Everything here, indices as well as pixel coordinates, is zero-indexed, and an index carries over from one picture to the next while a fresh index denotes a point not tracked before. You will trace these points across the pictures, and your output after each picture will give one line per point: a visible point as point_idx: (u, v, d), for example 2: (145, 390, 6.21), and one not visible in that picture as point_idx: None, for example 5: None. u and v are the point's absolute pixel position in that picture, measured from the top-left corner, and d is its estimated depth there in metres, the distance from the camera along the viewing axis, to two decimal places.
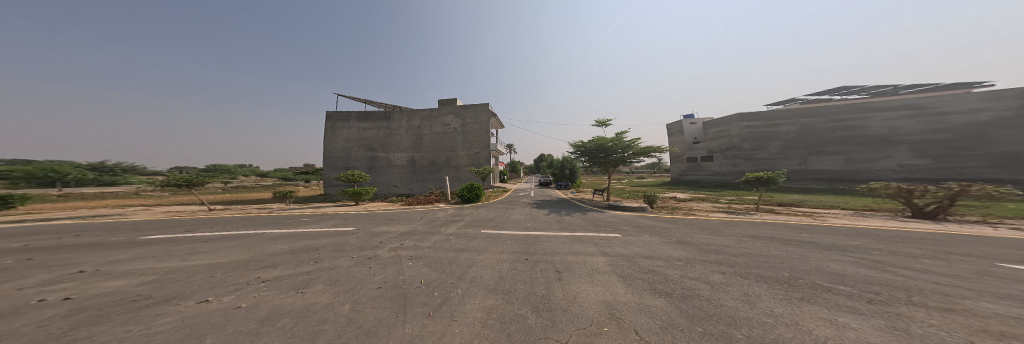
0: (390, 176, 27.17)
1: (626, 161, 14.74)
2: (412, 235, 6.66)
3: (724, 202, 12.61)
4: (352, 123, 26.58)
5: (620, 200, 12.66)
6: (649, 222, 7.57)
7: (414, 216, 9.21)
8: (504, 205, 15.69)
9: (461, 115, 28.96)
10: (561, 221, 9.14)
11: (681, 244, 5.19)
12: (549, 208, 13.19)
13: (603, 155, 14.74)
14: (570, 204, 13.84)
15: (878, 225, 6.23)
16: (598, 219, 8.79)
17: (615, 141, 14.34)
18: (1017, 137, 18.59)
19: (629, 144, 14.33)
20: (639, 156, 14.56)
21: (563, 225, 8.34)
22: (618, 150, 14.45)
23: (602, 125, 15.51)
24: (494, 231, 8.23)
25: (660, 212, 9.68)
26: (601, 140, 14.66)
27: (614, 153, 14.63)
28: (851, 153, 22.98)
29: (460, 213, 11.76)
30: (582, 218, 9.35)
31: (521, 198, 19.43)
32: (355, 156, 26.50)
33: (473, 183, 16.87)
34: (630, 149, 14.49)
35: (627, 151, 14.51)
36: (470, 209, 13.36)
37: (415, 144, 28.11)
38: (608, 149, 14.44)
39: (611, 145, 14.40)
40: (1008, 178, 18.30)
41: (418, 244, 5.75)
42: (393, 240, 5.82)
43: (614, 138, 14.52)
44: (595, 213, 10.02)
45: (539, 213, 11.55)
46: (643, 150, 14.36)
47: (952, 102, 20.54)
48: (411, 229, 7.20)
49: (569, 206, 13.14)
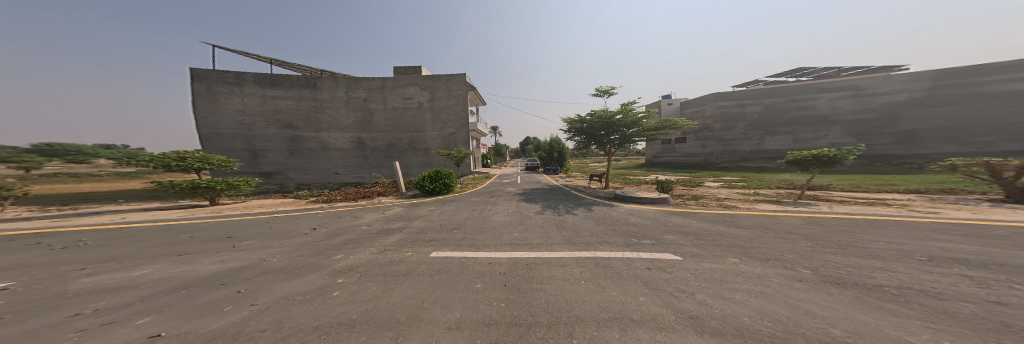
0: (325, 162, 20.74)
1: (631, 139, 12.27)
2: (212, 283, 2.53)
3: (736, 187, 10.90)
4: (249, 88, 18.11)
5: (627, 190, 10.46)
6: (698, 229, 4.86)
7: (300, 229, 4.99)
8: (482, 197, 12.12)
9: (427, 87, 24.67)
10: (564, 230, 5.53)
11: (871, 302, 2.22)
12: (540, 200, 10.39)
13: (602, 132, 12.18)
14: (566, 196, 11.07)
15: (1012, 216, 4.24)
16: (614, 220, 6.28)
17: (621, 114, 11.57)
18: (923, 116, 19.99)
19: (638, 119, 11.60)
20: (648, 134, 12.08)
21: (569, 235, 5.44)
22: (624, 126, 11.78)
23: (604, 94, 12.78)
24: (456, 253, 4.84)
25: (684, 203, 7.45)
26: (604, 113, 11.88)
27: (614, 131, 12.04)
28: (798, 132, 24.22)
29: (408, 213, 7.78)
30: (600, 217, 5.70)
31: (505, 187, 16.16)
32: (257, 134, 18.42)
33: (441, 169, 12.62)
34: (638, 125, 11.88)
35: (634, 128, 11.90)
36: (428, 205, 9.40)
37: (363, 121, 22.28)
38: (612, 125, 11.76)
39: (615, 119, 11.64)
40: (901, 154, 20.46)
41: (167, 333, 1.79)
42: (61, 334, 1.67)
43: (620, 109, 11.71)
44: (606, 210, 7.50)
45: (528, 212, 8.37)
46: (653, 127, 11.87)
47: (883, 83, 21.32)
48: (238, 266, 3.03)
49: (565, 198, 10.49)
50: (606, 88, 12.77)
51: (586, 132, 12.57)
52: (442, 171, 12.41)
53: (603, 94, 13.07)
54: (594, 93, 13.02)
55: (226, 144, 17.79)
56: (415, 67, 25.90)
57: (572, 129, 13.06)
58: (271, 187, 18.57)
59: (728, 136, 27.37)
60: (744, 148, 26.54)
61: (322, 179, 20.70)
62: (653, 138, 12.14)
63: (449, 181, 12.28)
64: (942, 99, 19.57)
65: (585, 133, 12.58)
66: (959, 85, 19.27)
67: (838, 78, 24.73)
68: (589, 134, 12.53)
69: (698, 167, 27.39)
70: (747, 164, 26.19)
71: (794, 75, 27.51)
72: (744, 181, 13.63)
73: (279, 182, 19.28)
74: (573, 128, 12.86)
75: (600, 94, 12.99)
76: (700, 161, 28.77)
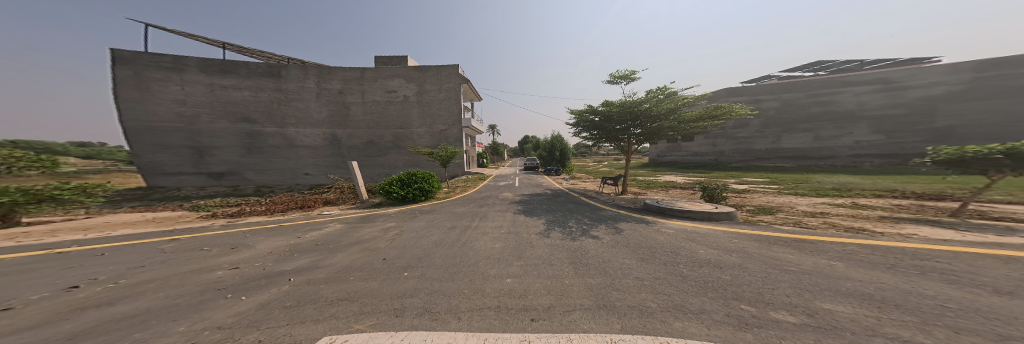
0: (292, 161, 17.92)
1: (662, 134, 9.67)
2: None
3: (793, 192, 8.46)
4: (192, 75, 15.17)
5: (657, 198, 8.00)
6: (888, 289, 2.29)
7: (23, 295, 2.15)
8: (469, 206, 9.57)
9: (414, 80, 22.19)
10: (597, 281, 3.54)
11: None
12: (542, 213, 7.97)
13: (619, 126, 9.81)
14: (577, 205, 8.65)
15: None
16: (667, 258, 3.87)
17: (647, 102, 9.15)
18: (962, 111, 18.08)
19: (667, 109, 9.18)
20: (687, 126, 9.28)
21: (603, 302, 2.97)
22: (652, 117, 9.28)
23: (622, 79, 10.48)
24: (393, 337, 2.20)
25: (760, 220, 5.00)
26: (622, 103, 9.60)
27: (637, 124, 9.57)
28: (819, 130, 22.08)
29: (344, 234, 5.06)
30: (645, 262, 3.88)
31: (499, 191, 13.68)
32: (201, 129, 15.41)
33: (416, 171, 9.95)
34: (669, 115, 9.28)
35: (665, 119, 9.29)
36: (387, 218, 6.72)
37: (338, 116, 19.65)
38: (635, 116, 9.36)
39: (638, 109, 9.26)
40: None
41: None
42: None
43: (645, 97, 9.32)
44: (644, 233, 5.01)
45: (527, 232, 5.92)
46: (693, 117, 9.13)
47: (918, 76, 19.38)
48: None
49: (576, 208, 8.08)
50: (625, 72, 10.45)
51: (601, 127, 10.23)
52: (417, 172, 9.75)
53: (621, 81, 10.76)
54: (608, 80, 10.82)
55: (163, 140, 14.85)
56: (401, 58, 23.38)
57: (582, 125, 10.82)
58: (222, 190, 15.69)
59: (740, 134, 25.37)
60: (758, 147, 24.52)
61: (288, 181, 17.91)
62: (695, 131, 9.28)
63: (426, 186, 9.56)
64: (985, 92, 17.67)
65: (599, 128, 10.31)
66: (1007, 76, 17.32)
67: (861, 71, 22.85)
68: (603, 129, 10.18)
69: (709, 167, 25.20)
70: (762, 164, 24.12)
71: (810, 69, 25.64)
72: (787, 185, 11.35)
73: (233, 184, 16.37)
74: (584, 123, 10.60)
75: (617, 80, 10.72)
76: (710, 161, 26.64)
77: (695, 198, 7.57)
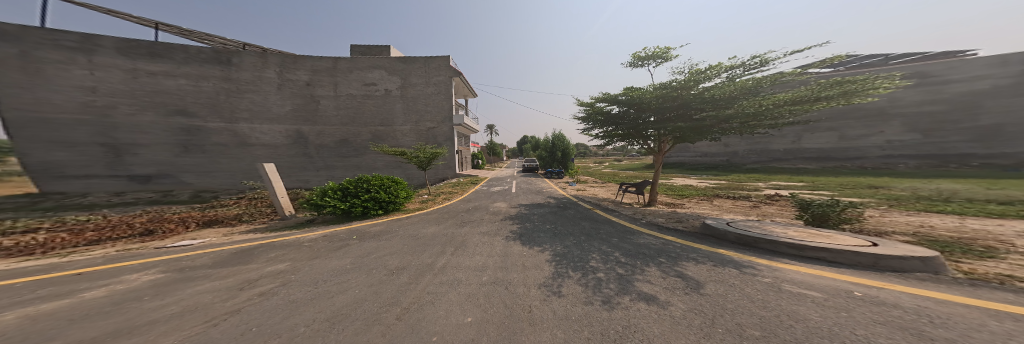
0: (244, 162, 15.11)
1: (716, 128, 6.66)
2: None
3: (914, 207, 5.75)
4: (106, 57, 12.31)
5: (714, 215, 5.53)
6: None
7: None
8: (444, 224, 6.99)
9: (397, 71, 19.60)
10: None
11: None
12: (547, 238, 5.47)
13: (644, 118, 7.38)
14: (595, 224, 6.18)
15: None
16: None
17: (691, 84, 6.55)
18: (1010, 107, 16.13)
19: (722, 94, 6.19)
20: (770, 116, 5.76)
21: None
22: (696, 106, 6.60)
23: (649, 59, 8.05)
24: None
25: (996, 273, 2.43)
26: (651, 88, 7.21)
27: (671, 114, 7.00)
28: (843, 128, 20.21)
29: (105, 311, 2.04)
30: None
31: (491, 199, 11.13)
32: (121, 122, 12.54)
33: (368, 175, 7.22)
34: (730, 101, 6.19)
35: (721, 106, 6.28)
36: (286, 251, 3.98)
37: (305, 111, 16.93)
38: (670, 104, 6.84)
39: (673, 95, 6.73)
40: (983, 153, 16.32)
41: None
42: None
43: (686, 79, 6.63)
44: (760, 304, 2.50)
45: (525, 288, 3.45)
46: (788, 99, 5.43)
47: (957, 69, 17.50)
48: None
49: (596, 231, 5.63)
50: (656, 51, 7.96)
51: (620, 120, 7.86)
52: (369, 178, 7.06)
53: (651, 61, 8.28)
54: (630, 62, 8.50)
55: (64, 135, 11.84)
56: (383, 48, 20.82)
57: (594, 119, 8.55)
58: (147, 195, 12.74)
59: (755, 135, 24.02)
60: (776, 147, 22.63)
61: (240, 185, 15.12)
62: (784, 124, 5.76)
63: (383, 195, 6.85)
64: None
65: (617, 123, 8.00)
66: None
67: (887, 66, 21.05)
68: (622, 122, 7.90)
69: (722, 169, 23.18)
70: (780, 165, 22.22)
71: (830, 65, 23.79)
72: (853, 194, 9.21)
73: (164, 189, 13.39)
74: (596, 117, 8.35)
75: (644, 62, 8.31)
76: (721, 162, 24.77)
77: (774, 216, 5.07)
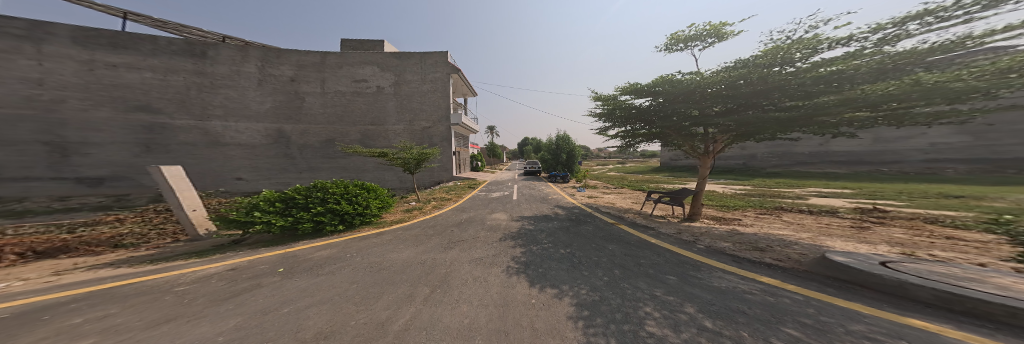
0: (215, 163, 13.73)
1: (823, 120, 4.53)
2: None
3: None
4: (55, 47, 10.88)
5: (822, 241, 3.76)
6: None
7: None
8: (427, 245, 5.34)
9: (392, 68, 18.22)
10: None
11: None
12: (568, 282, 3.76)
13: (695, 109, 5.66)
14: (631, 254, 4.43)
15: None
16: None
17: (777, 61, 4.66)
18: None
19: (843, 71, 4.00)
20: (961, 98, 3.32)
21: None
22: (785, 92, 4.63)
23: (692, 40, 6.43)
24: None
25: None
26: (701, 76, 5.56)
27: (734, 104, 5.24)
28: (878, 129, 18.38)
29: None
30: None
31: (489, 207, 9.49)
32: (69, 118, 11.05)
33: (326, 181, 5.51)
34: (864, 79, 3.91)
35: (838, 87, 4.12)
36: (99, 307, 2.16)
37: (287, 108, 15.49)
38: (739, 92, 5.01)
39: (745, 77, 4.89)
40: None
41: None
42: None
43: (771, 55, 4.71)
44: None
45: None
46: (1005, 65, 2.97)
47: None
48: None
49: (638, 268, 3.89)
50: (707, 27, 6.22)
51: (653, 115, 6.31)
52: (326, 185, 5.34)
53: (699, 42, 6.60)
54: (665, 46, 6.97)
55: None
56: (378, 43, 19.47)
57: (615, 115, 7.03)
58: (97, 200, 11.27)
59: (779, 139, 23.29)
60: (799, 150, 21.76)
61: (210, 187, 13.77)
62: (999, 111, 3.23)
63: (344, 208, 5.17)
64: None
65: (648, 119, 6.44)
66: None
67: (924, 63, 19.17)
68: (656, 117, 6.30)
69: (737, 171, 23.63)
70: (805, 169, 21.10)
71: None
72: (919, 202, 8.25)
73: (119, 193, 11.91)
74: (619, 113, 6.86)
75: (684, 45, 6.71)
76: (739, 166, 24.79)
77: (929, 247, 3.23)
